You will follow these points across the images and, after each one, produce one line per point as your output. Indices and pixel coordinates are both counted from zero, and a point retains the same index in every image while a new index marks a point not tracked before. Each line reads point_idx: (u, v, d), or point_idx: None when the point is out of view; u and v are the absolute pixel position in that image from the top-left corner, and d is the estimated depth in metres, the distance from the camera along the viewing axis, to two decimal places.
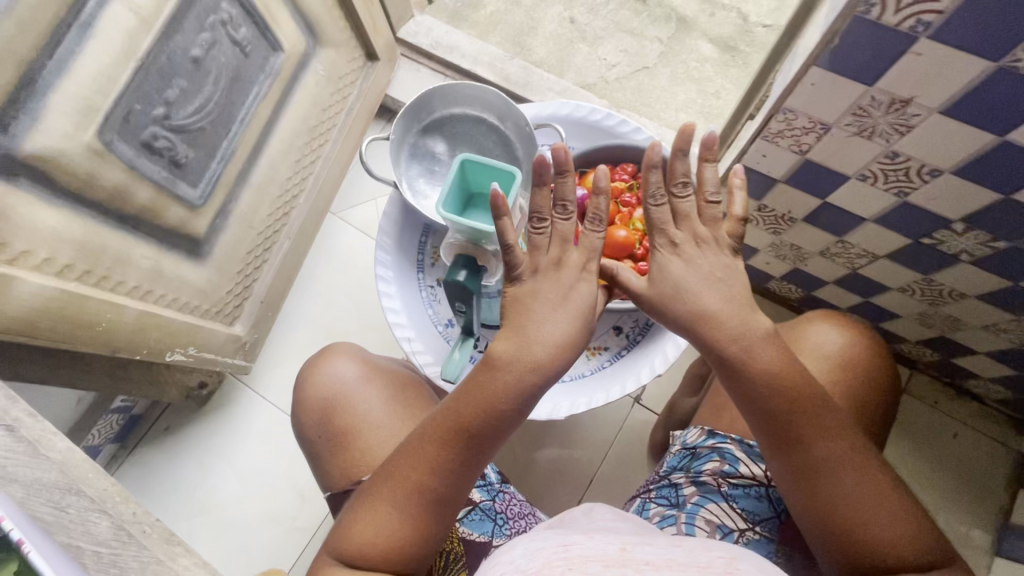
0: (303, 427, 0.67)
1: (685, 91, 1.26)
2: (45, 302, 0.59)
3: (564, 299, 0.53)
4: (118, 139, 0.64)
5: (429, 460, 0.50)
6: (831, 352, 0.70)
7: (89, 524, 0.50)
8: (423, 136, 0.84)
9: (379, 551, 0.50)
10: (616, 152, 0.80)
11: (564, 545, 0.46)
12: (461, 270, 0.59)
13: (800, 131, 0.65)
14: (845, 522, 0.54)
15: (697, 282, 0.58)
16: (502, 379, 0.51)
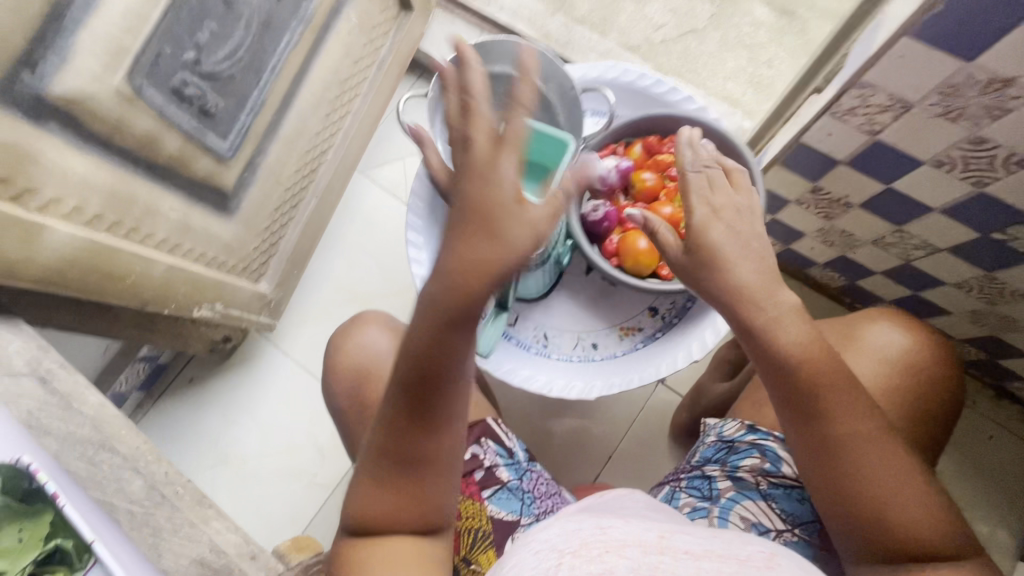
0: (334, 395, 0.66)
1: (735, 58, 1.18)
2: (75, 253, 0.58)
3: (475, 215, 0.39)
4: (147, 84, 0.61)
5: (411, 422, 0.45)
6: (885, 353, 0.69)
7: (124, 480, 0.59)
8: None
9: (397, 509, 0.48)
10: (666, 122, 0.74)
11: (601, 527, 0.44)
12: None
13: (875, 109, 0.60)
14: (869, 501, 0.51)
15: (735, 250, 0.55)
16: (448, 326, 0.41)
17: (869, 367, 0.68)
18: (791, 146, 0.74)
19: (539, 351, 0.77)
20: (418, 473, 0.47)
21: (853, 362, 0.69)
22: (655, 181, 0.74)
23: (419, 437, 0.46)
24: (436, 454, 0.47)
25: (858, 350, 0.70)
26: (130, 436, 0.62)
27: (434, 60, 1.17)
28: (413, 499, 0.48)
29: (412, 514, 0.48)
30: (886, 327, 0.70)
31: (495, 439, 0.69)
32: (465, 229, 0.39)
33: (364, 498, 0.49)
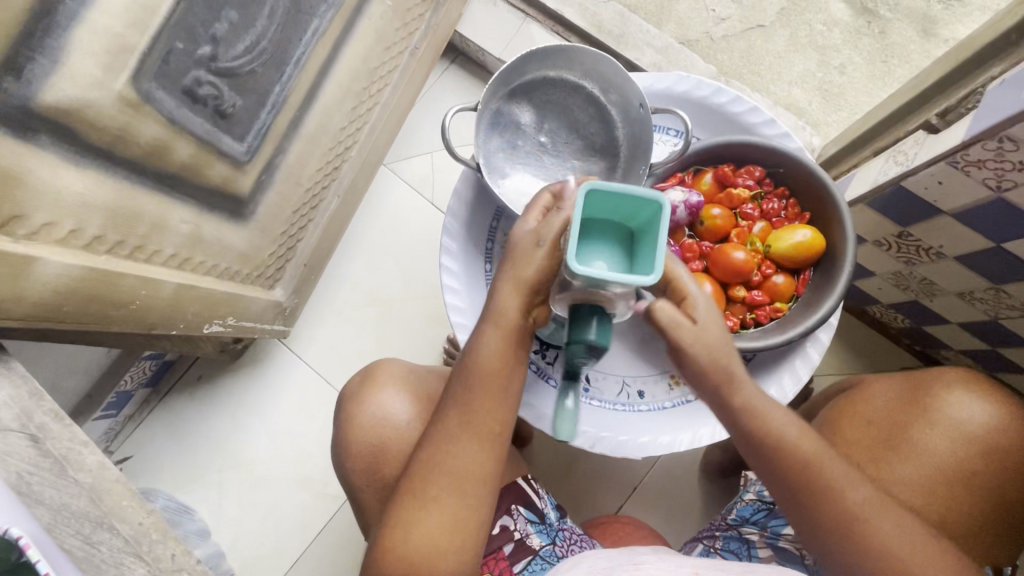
0: (347, 471, 0.58)
1: (804, 61, 1.06)
2: (72, 283, 0.51)
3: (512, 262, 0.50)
4: (156, 87, 0.52)
5: (450, 435, 0.48)
6: (960, 429, 0.58)
7: (124, 568, 0.46)
8: (509, 101, 0.69)
9: (427, 548, 0.47)
10: (744, 150, 0.65)
11: (635, 563, 0.53)
12: (591, 326, 0.46)
13: (1009, 165, 0.51)
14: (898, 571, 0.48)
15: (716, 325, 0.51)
16: (495, 345, 0.49)
17: (935, 443, 0.58)
18: (887, 186, 0.65)
19: (579, 396, 0.71)
20: (453, 500, 0.48)
21: (915, 434, 0.59)
22: (729, 219, 0.66)
23: (448, 459, 0.48)
24: (464, 483, 0.48)
25: (925, 423, 0.59)
26: (135, 510, 0.49)
27: (471, 45, 1.06)
28: (446, 536, 0.47)
29: (440, 555, 0.47)
30: (960, 395, 0.59)
31: (526, 504, 0.63)
32: (514, 269, 0.49)
33: (393, 525, 0.48)
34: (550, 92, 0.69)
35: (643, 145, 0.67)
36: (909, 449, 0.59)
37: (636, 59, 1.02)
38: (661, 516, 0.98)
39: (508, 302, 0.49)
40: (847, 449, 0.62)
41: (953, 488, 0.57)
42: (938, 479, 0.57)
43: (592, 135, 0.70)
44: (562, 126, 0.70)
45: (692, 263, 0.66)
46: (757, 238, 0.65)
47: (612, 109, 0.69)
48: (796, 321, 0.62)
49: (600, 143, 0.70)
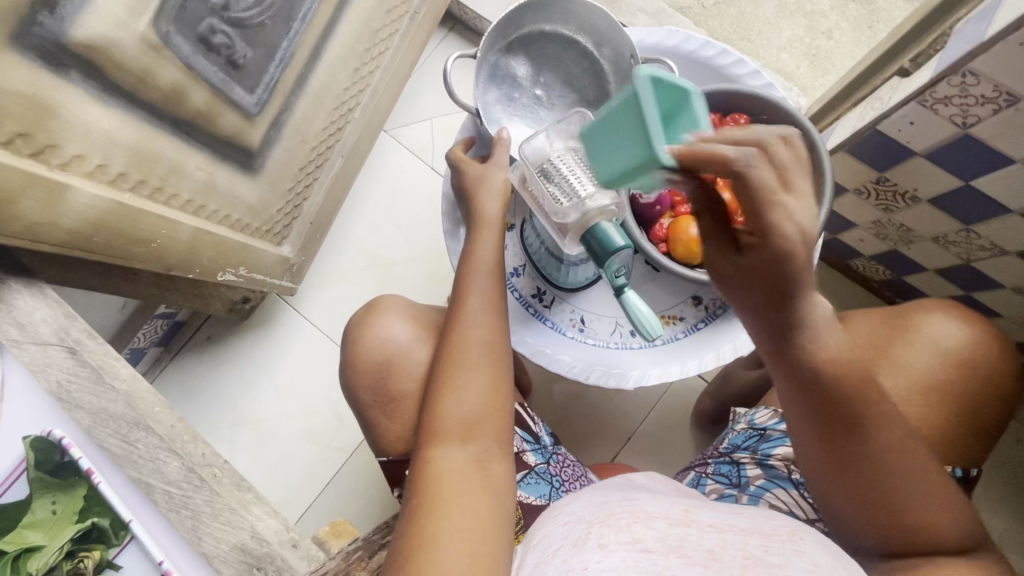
0: (357, 390, 0.62)
1: (792, 26, 1.09)
2: (100, 215, 0.55)
3: (479, 186, 0.62)
4: (174, 31, 0.56)
5: (463, 314, 0.54)
6: (937, 347, 0.61)
7: (160, 462, 0.53)
8: (507, 54, 0.72)
9: (461, 423, 0.50)
10: (733, 100, 0.69)
11: (629, 499, 0.48)
12: (616, 234, 0.53)
13: (973, 100, 0.55)
14: (891, 478, 0.48)
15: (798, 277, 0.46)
16: (486, 240, 0.58)
17: (913, 358, 0.62)
18: (864, 131, 0.69)
19: (575, 336, 0.75)
20: (485, 372, 0.52)
21: (897, 353, 0.63)
22: None
23: (463, 333, 0.53)
24: (479, 351, 0.53)
25: (906, 343, 0.63)
26: (166, 415, 0.55)
27: (468, 12, 1.09)
28: (484, 415, 0.51)
29: (479, 426, 0.51)
30: (937, 316, 0.63)
31: (522, 425, 0.67)
32: (480, 193, 0.61)
33: (432, 409, 0.51)
34: (544, 48, 0.73)
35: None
36: (892, 365, 0.62)
37: (629, 23, 1.05)
38: (653, 464, 1.03)
39: (491, 203, 0.60)
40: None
41: (929, 400, 0.61)
42: (915, 387, 0.61)
43: (585, 88, 0.73)
44: (557, 79, 0.73)
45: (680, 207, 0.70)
46: None
47: (605, 62, 0.72)
48: None
49: (592, 96, 0.73)
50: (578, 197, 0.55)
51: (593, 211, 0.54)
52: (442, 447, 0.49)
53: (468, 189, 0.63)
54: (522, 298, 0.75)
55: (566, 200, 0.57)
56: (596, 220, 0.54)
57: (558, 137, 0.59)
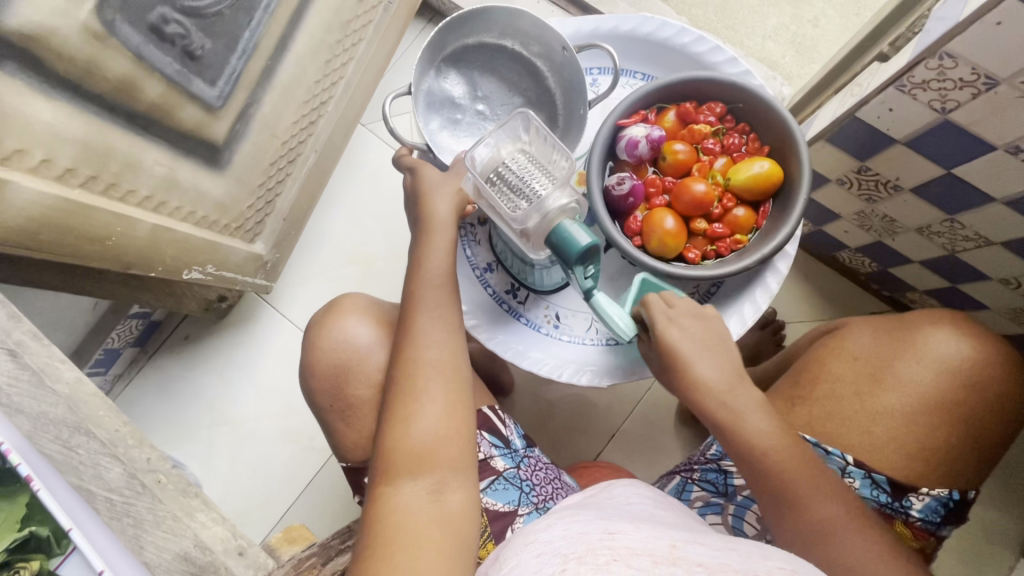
0: (313, 391, 0.61)
1: (778, 14, 1.07)
2: (46, 211, 0.53)
3: (440, 187, 0.60)
4: (122, 20, 0.54)
5: (420, 334, 0.53)
6: (940, 363, 0.62)
7: (102, 468, 0.53)
8: (439, 78, 0.69)
9: (416, 452, 0.49)
10: (704, 88, 0.67)
11: (609, 533, 0.46)
12: (581, 235, 0.53)
13: (952, 84, 0.53)
14: (789, 469, 0.54)
15: (694, 349, 0.59)
16: (440, 250, 0.57)
17: (916, 373, 0.63)
18: (845, 119, 0.67)
19: (550, 332, 0.73)
20: (443, 399, 0.51)
21: (902, 366, 0.64)
22: (691, 153, 0.68)
23: (422, 355, 0.52)
24: (440, 373, 0.52)
25: (907, 356, 0.64)
26: (110, 418, 0.56)
27: (446, 3, 1.07)
28: (439, 443, 0.50)
29: (436, 451, 0.50)
30: (940, 331, 0.64)
31: (490, 429, 0.66)
32: (433, 197, 0.59)
33: (389, 433, 0.50)
34: (475, 59, 0.70)
35: (578, 99, 0.69)
36: (894, 381, 0.64)
37: (610, 13, 1.03)
38: (638, 462, 1.01)
39: (440, 207, 0.59)
40: (833, 382, 0.67)
41: (923, 414, 0.62)
42: (912, 404, 0.62)
43: (525, 90, 0.71)
44: (495, 88, 0.71)
45: (655, 198, 0.68)
46: (717, 171, 0.67)
47: (538, 60, 0.71)
48: (755, 249, 0.64)
49: (534, 97, 0.71)
50: (537, 199, 0.56)
51: (554, 211, 0.55)
52: (395, 483, 0.48)
53: (419, 193, 0.60)
54: (496, 294, 0.73)
55: (525, 204, 0.57)
56: (558, 220, 0.55)
57: (505, 144, 0.59)
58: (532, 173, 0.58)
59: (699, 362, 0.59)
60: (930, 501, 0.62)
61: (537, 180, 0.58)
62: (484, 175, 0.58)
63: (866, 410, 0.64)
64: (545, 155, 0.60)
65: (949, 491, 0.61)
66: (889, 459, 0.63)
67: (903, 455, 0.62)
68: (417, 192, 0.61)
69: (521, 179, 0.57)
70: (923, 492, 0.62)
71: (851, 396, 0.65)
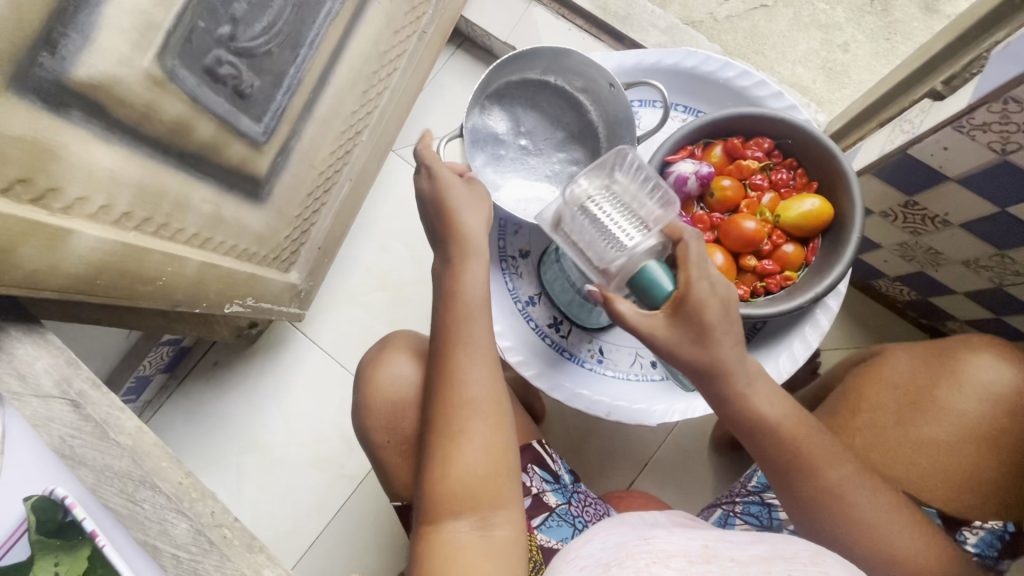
0: (367, 430, 0.60)
1: (807, 40, 1.07)
2: (104, 256, 0.53)
3: (471, 204, 0.56)
4: (180, 65, 0.54)
5: (459, 373, 0.51)
6: (985, 390, 0.61)
7: (168, 523, 0.47)
8: (485, 115, 0.69)
9: (463, 496, 0.48)
10: (756, 124, 0.66)
11: (645, 538, 0.45)
12: (666, 281, 0.51)
13: (1014, 126, 0.52)
14: (832, 496, 0.52)
15: (719, 322, 0.50)
16: (472, 276, 0.54)
17: (959, 401, 0.62)
18: (893, 155, 0.67)
19: (593, 367, 0.73)
20: (485, 439, 0.49)
21: (943, 395, 0.63)
22: (740, 189, 0.67)
23: (457, 395, 0.50)
24: (475, 413, 0.50)
25: (951, 384, 0.63)
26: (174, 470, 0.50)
27: (476, 29, 1.07)
28: (482, 485, 0.48)
29: (483, 487, 0.48)
30: (985, 356, 0.62)
31: (541, 464, 0.65)
32: (458, 214, 0.55)
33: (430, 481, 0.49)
34: (517, 95, 0.70)
35: (625, 130, 0.68)
36: (938, 410, 0.62)
37: (641, 40, 1.03)
38: (672, 490, 1.00)
39: (470, 225, 0.55)
40: (871, 413, 0.65)
41: (969, 443, 0.61)
42: (957, 433, 0.61)
43: (568, 124, 0.71)
44: (540, 123, 0.71)
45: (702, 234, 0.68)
46: (766, 207, 0.66)
47: (581, 95, 0.71)
48: (806, 287, 0.64)
49: (577, 131, 0.71)
50: (621, 239, 0.56)
51: (641, 253, 0.53)
52: (445, 528, 0.47)
53: (444, 209, 0.55)
54: (539, 328, 0.73)
55: (608, 243, 0.56)
56: (644, 262, 0.53)
57: (591, 181, 0.60)
58: (617, 211, 0.57)
59: (724, 344, 0.51)
60: (985, 534, 0.60)
61: (617, 217, 0.57)
62: (562, 213, 0.59)
63: (909, 441, 0.63)
64: (634, 196, 0.59)
65: (1003, 523, 0.59)
66: (942, 488, 0.61)
67: (952, 487, 0.61)
68: (440, 206, 0.56)
69: (604, 217, 0.57)
70: (976, 525, 0.60)
71: (893, 426, 0.64)
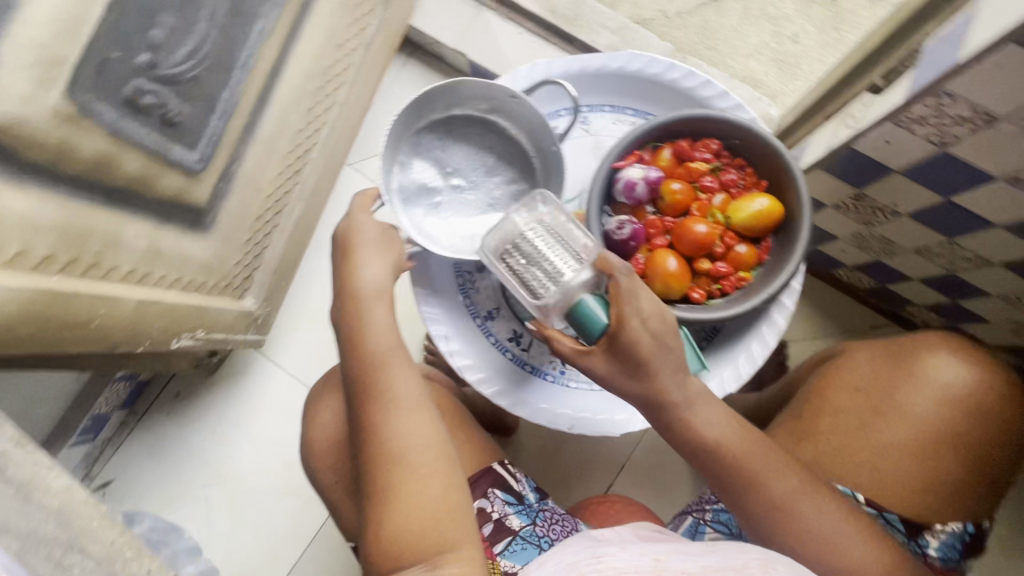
0: (314, 471, 0.61)
1: (758, 33, 1.07)
2: (24, 304, 0.50)
3: (373, 247, 0.58)
4: (95, 98, 0.51)
5: (390, 417, 0.50)
6: (937, 390, 0.62)
7: None
8: (405, 171, 0.67)
9: (408, 540, 0.47)
10: (698, 126, 0.66)
11: (598, 556, 0.46)
12: (600, 312, 0.52)
13: (951, 119, 0.53)
14: (782, 512, 0.52)
15: (652, 348, 0.52)
16: (379, 315, 0.55)
17: (915, 403, 0.62)
18: (839, 149, 0.67)
19: (556, 378, 0.72)
20: (427, 480, 0.49)
21: (900, 398, 0.63)
22: (689, 193, 0.67)
23: (391, 438, 0.50)
24: (412, 454, 0.49)
25: (908, 387, 0.63)
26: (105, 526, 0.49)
27: (426, 37, 1.06)
28: (427, 526, 0.47)
29: (428, 530, 0.47)
30: (937, 357, 0.63)
31: (502, 487, 0.66)
32: (365, 259, 0.57)
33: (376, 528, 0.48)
34: (430, 139, 0.68)
35: (545, 138, 0.67)
36: (896, 413, 0.63)
37: (592, 41, 1.02)
38: (649, 492, 0.99)
39: (369, 273, 0.56)
40: (834, 418, 0.65)
41: (926, 445, 0.61)
42: (914, 435, 0.62)
43: (491, 146, 0.70)
44: (464, 155, 0.69)
45: (655, 240, 0.67)
46: (716, 210, 0.66)
47: (491, 115, 0.69)
48: (760, 288, 0.63)
49: (502, 151, 0.70)
50: (556, 273, 0.55)
51: (573, 286, 0.54)
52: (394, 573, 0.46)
53: (347, 254, 0.57)
54: (499, 342, 0.72)
55: (544, 276, 0.56)
56: (579, 296, 0.54)
57: (520, 217, 0.60)
58: (549, 244, 0.57)
59: (661, 367, 0.52)
60: (946, 538, 0.61)
61: (558, 254, 0.57)
62: (501, 248, 0.59)
63: (869, 444, 0.63)
64: (562, 228, 0.59)
65: (963, 525, 0.61)
66: (903, 491, 0.61)
67: (913, 490, 0.61)
68: (344, 251, 0.58)
69: (538, 249, 0.57)
70: (938, 530, 0.61)
71: (854, 430, 0.64)
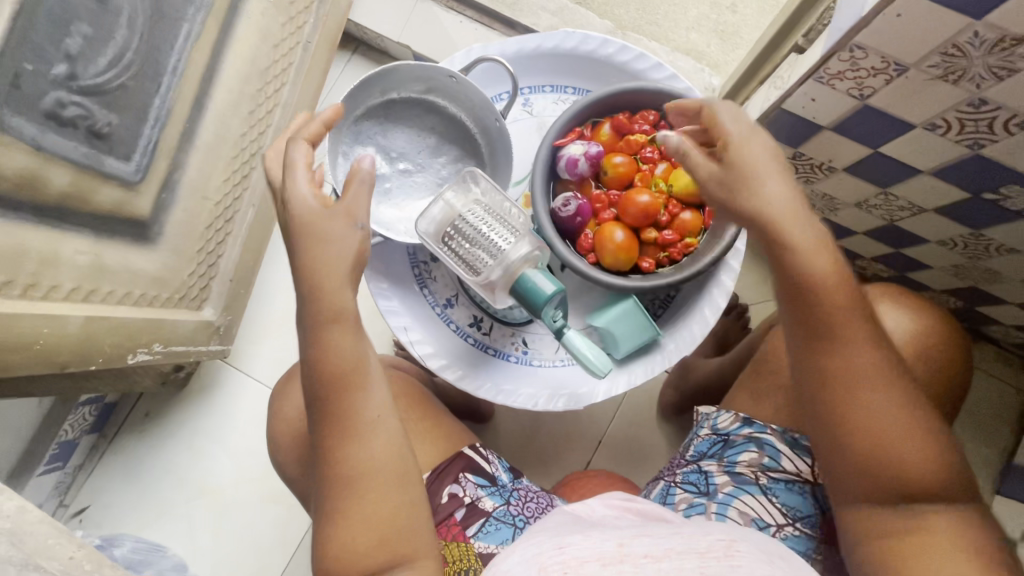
0: (281, 459, 0.65)
1: (697, 5, 1.08)
2: None
3: (340, 219, 0.52)
4: (11, 114, 0.50)
5: (347, 439, 0.50)
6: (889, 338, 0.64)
7: None
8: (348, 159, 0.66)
9: (361, 552, 0.49)
10: (635, 97, 0.67)
11: (560, 546, 0.43)
12: (543, 283, 0.57)
13: (866, 72, 0.55)
14: (846, 391, 0.50)
15: (766, 168, 0.50)
16: (340, 338, 0.51)
17: None
18: (773, 111, 0.69)
19: (519, 359, 0.73)
20: (383, 498, 0.50)
21: None
22: (631, 165, 0.68)
23: (347, 459, 0.50)
24: (367, 474, 0.50)
25: None
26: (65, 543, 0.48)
27: (367, 32, 1.05)
28: (381, 540, 0.49)
29: (383, 543, 0.49)
30: (893, 306, 0.65)
31: (474, 470, 0.67)
32: (313, 242, 0.51)
33: (327, 536, 0.50)
34: (370, 126, 0.68)
35: (488, 116, 0.67)
36: None
37: (533, 24, 1.03)
38: (628, 463, 1.02)
39: (328, 265, 0.51)
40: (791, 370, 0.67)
41: None
42: None
43: (433, 127, 0.70)
44: (407, 139, 0.69)
45: (602, 213, 0.68)
46: (659, 179, 0.67)
47: (429, 96, 0.69)
48: (706, 251, 0.64)
49: (445, 131, 0.70)
50: (499, 251, 0.59)
51: (517, 261, 0.59)
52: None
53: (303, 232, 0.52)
54: (460, 329, 0.73)
55: (487, 255, 0.60)
56: (521, 270, 0.58)
57: (458, 198, 0.61)
58: (490, 224, 0.61)
59: (770, 186, 0.50)
60: None
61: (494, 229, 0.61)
62: (440, 231, 0.61)
63: None
64: (500, 204, 0.62)
65: None
66: None
67: None
68: (302, 234, 0.52)
69: (479, 230, 0.60)
70: None
71: None
